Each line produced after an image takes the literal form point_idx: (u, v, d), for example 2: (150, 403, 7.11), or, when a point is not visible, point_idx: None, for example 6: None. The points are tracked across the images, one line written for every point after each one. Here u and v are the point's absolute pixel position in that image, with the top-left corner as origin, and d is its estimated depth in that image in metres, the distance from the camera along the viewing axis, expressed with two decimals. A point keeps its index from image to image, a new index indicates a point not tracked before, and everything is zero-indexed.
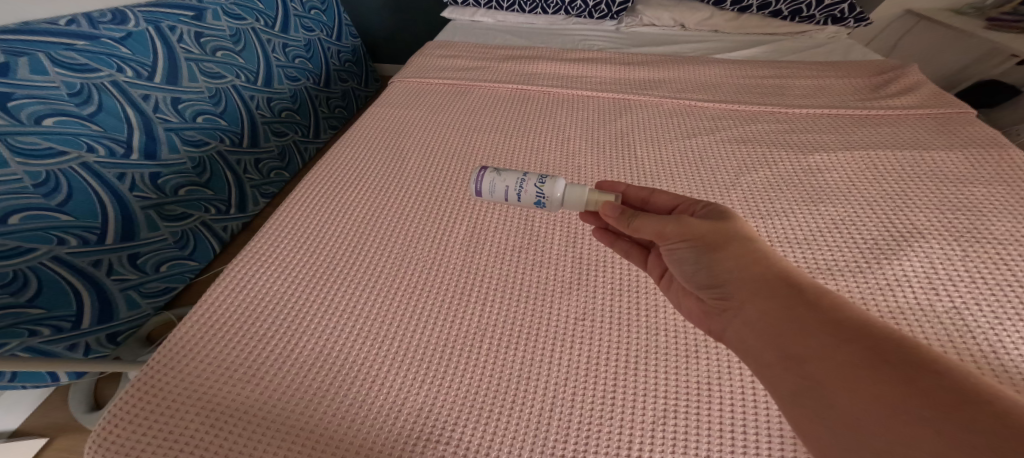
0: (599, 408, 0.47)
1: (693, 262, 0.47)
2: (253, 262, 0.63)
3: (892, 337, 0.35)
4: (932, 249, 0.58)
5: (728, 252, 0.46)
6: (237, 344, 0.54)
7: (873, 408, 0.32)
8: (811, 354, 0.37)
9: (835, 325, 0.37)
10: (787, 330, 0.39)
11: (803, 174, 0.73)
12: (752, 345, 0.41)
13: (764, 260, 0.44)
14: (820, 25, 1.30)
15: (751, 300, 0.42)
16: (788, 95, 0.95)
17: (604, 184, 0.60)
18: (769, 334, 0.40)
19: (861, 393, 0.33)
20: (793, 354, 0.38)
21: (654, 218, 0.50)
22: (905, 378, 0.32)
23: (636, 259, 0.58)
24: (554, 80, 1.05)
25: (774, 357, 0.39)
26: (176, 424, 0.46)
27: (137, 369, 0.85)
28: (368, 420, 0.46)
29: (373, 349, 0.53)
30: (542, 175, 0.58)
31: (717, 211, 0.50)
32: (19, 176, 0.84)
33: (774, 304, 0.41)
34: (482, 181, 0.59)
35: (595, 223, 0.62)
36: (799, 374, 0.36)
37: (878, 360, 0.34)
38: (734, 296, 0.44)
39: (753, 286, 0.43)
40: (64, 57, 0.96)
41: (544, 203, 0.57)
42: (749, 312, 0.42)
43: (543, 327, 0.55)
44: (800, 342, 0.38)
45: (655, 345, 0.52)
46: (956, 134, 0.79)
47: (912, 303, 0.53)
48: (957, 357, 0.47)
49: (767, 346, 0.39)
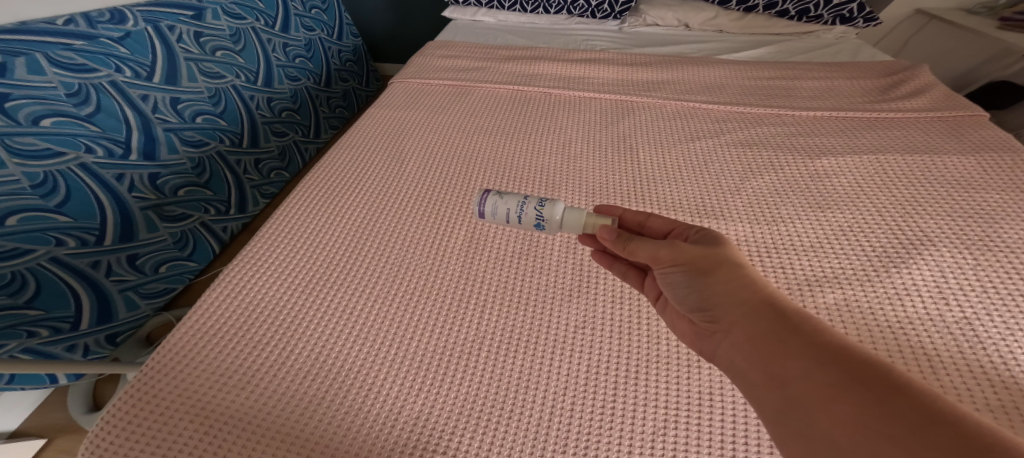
0: (598, 419, 0.45)
1: (685, 286, 0.46)
2: (248, 266, 0.62)
3: (873, 361, 0.34)
4: (942, 258, 0.56)
5: (719, 276, 0.44)
6: (230, 350, 0.53)
7: (848, 429, 0.31)
8: (794, 375, 0.35)
9: (819, 349, 0.36)
10: (772, 353, 0.37)
11: (810, 179, 0.72)
12: (738, 367, 0.39)
13: (755, 286, 0.43)
14: (827, 24, 1.28)
15: (739, 323, 0.41)
16: (795, 97, 0.93)
17: (603, 208, 0.57)
18: (755, 356, 0.38)
19: (838, 414, 0.32)
20: (776, 374, 0.36)
21: (651, 241, 0.48)
22: (878, 400, 0.31)
23: (632, 281, 0.55)
24: (556, 81, 1.04)
25: (759, 379, 0.37)
26: (167, 432, 0.45)
27: (134, 371, 0.84)
28: (361, 429, 0.45)
29: (369, 355, 0.52)
30: (542, 198, 0.57)
31: (711, 237, 0.48)
32: (17, 177, 0.84)
33: (760, 327, 0.39)
34: (485, 204, 0.57)
35: (592, 245, 0.59)
36: (781, 395, 0.35)
37: (856, 383, 0.33)
38: (723, 319, 0.42)
39: (742, 310, 0.41)
40: (61, 57, 0.96)
41: (542, 225, 0.56)
42: (735, 334, 0.40)
43: (541, 335, 0.53)
44: (783, 363, 0.36)
45: (657, 355, 0.51)
46: (967, 138, 0.77)
47: (920, 313, 0.51)
48: (969, 369, 0.46)
49: (753, 367, 0.38)
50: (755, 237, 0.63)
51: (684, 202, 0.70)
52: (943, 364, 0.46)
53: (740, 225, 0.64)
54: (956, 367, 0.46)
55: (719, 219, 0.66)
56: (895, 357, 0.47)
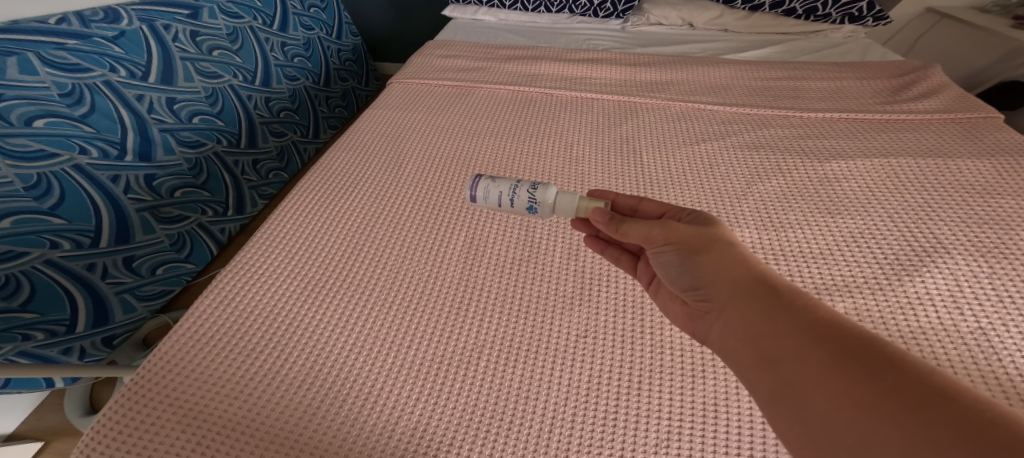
0: (601, 432, 0.44)
1: (677, 266, 0.45)
2: (239, 269, 0.60)
3: (870, 336, 0.32)
4: (957, 265, 0.54)
5: (710, 255, 0.43)
6: (218, 355, 0.51)
7: (842, 403, 0.29)
8: (787, 354, 0.34)
9: (812, 325, 0.34)
10: (766, 332, 0.36)
11: (818, 183, 0.70)
12: (732, 349, 0.38)
13: (747, 265, 0.41)
14: (835, 24, 1.25)
15: (731, 303, 0.39)
16: (804, 97, 0.91)
17: (594, 193, 0.56)
18: (748, 336, 0.37)
19: (829, 391, 0.30)
20: (768, 354, 0.35)
21: (642, 222, 0.47)
22: (873, 375, 0.30)
23: (625, 265, 0.55)
24: (558, 82, 1.02)
25: (754, 360, 0.36)
26: (150, 441, 0.43)
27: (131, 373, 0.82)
28: (354, 441, 0.43)
29: (364, 365, 0.50)
30: (535, 182, 0.57)
31: (703, 217, 0.47)
32: (10, 178, 0.83)
33: (753, 305, 0.38)
34: (476, 188, 0.58)
35: (585, 230, 0.58)
36: (776, 376, 0.34)
37: (851, 358, 0.31)
38: (715, 299, 0.40)
39: (733, 290, 0.39)
40: (54, 57, 0.95)
41: (535, 209, 0.56)
42: (729, 314, 0.39)
43: (541, 344, 0.52)
44: (776, 341, 0.35)
45: (661, 366, 0.49)
46: (981, 140, 0.75)
47: (934, 322, 0.49)
48: (984, 382, 0.44)
49: (747, 348, 0.36)
50: (763, 244, 0.61)
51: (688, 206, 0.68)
52: (958, 376, 0.44)
53: (747, 231, 0.62)
54: (969, 379, 0.44)
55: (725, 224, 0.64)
56: None
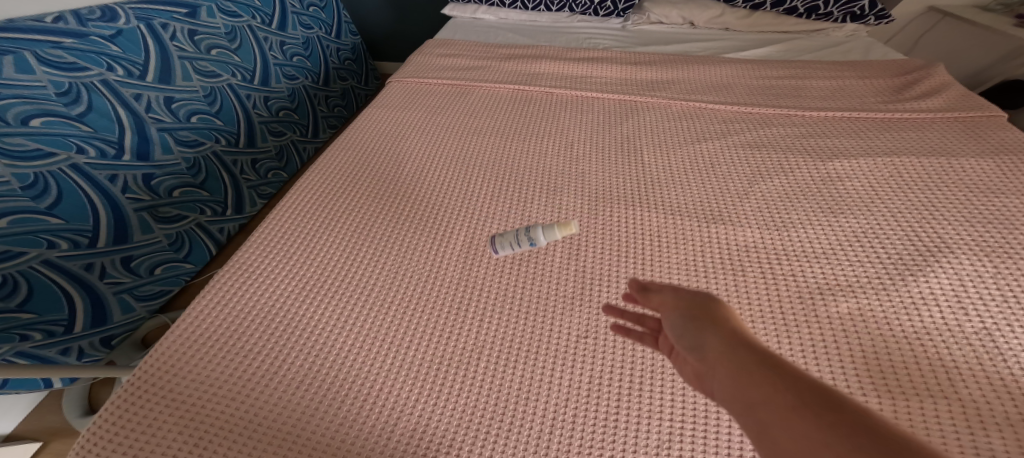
0: (602, 433, 0.43)
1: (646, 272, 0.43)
2: (236, 268, 0.60)
3: None
4: (961, 265, 0.54)
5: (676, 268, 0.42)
6: (214, 355, 0.50)
7: (810, 392, 0.27)
8: (749, 351, 0.31)
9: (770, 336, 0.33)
10: (725, 331, 0.34)
11: (821, 182, 0.69)
12: (687, 347, 0.35)
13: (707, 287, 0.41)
14: (837, 22, 1.25)
15: (692, 306, 0.37)
16: (805, 96, 0.91)
17: None
18: (708, 332, 0.34)
19: (796, 382, 0.28)
20: (729, 347, 0.32)
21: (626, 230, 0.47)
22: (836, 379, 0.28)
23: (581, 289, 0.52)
24: (558, 81, 1.01)
25: (710, 355, 0.33)
26: (144, 440, 0.43)
27: (126, 374, 0.79)
28: (352, 442, 0.43)
29: (362, 365, 0.49)
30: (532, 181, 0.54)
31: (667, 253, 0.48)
32: (7, 179, 0.84)
33: (714, 311, 0.36)
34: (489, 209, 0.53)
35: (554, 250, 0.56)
36: (734, 367, 0.30)
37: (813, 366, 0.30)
38: (677, 300, 0.39)
39: (694, 296, 0.38)
40: (50, 56, 0.97)
41: None
42: (688, 313, 0.37)
43: (542, 345, 0.51)
44: (736, 340, 0.32)
45: (662, 366, 0.48)
46: (985, 139, 0.75)
47: (939, 324, 0.48)
48: (988, 384, 0.43)
49: (703, 343, 0.34)
50: (765, 244, 0.60)
51: (690, 206, 0.67)
52: (963, 378, 0.44)
53: (749, 231, 0.62)
54: (975, 380, 0.44)
55: (727, 224, 0.63)
56: (912, 369, 0.45)
